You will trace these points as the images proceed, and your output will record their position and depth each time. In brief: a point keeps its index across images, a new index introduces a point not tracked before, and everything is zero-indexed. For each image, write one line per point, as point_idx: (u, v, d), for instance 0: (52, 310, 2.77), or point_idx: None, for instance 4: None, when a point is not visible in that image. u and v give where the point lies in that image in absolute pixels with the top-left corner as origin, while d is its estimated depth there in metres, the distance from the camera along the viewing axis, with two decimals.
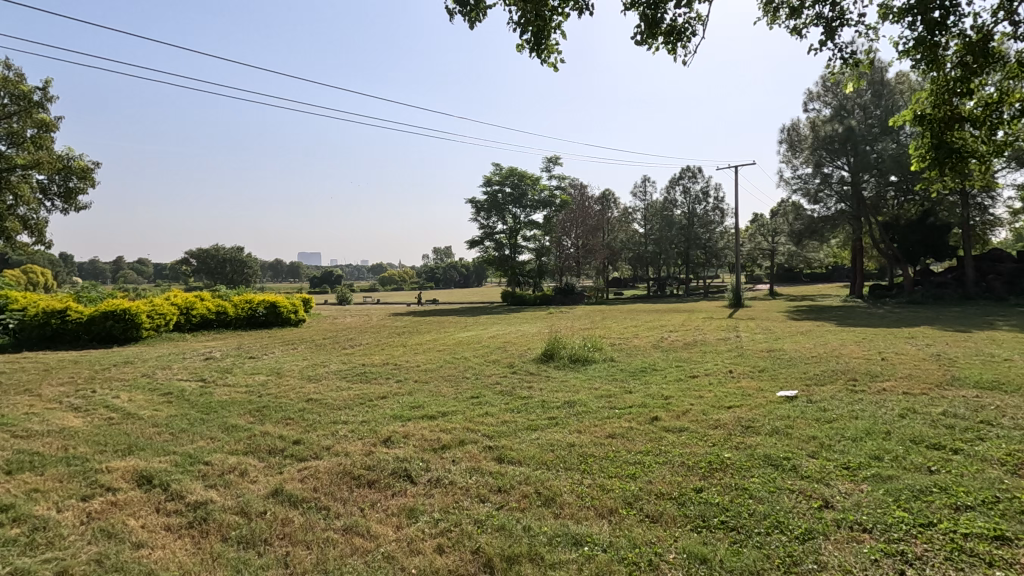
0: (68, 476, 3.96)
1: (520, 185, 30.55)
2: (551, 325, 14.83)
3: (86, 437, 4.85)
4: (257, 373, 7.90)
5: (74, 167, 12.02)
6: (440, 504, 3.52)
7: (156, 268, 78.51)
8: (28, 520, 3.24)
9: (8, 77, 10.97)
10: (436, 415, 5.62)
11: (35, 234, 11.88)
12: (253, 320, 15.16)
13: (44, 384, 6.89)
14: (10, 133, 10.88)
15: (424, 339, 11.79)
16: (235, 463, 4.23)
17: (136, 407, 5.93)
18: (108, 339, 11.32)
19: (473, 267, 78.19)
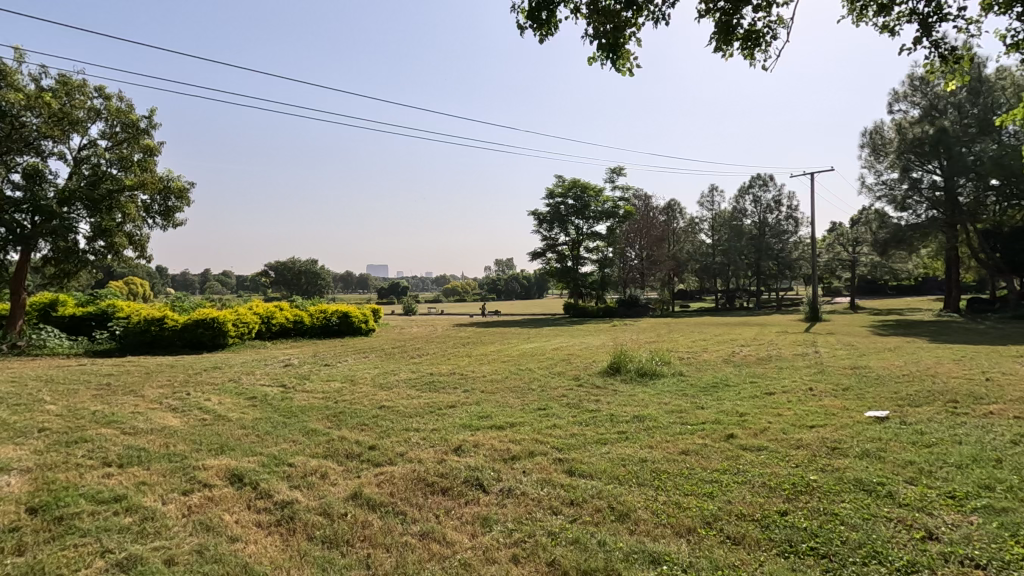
0: (170, 471, 4.28)
1: (583, 196, 30.40)
2: (615, 337, 14.60)
3: (183, 436, 5.23)
4: (332, 380, 8.23)
5: (172, 188, 13.06)
6: (513, 514, 3.53)
7: (239, 280, 84.13)
8: (139, 510, 3.54)
9: (121, 107, 12.31)
10: (504, 426, 5.65)
11: (138, 249, 12.99)
12: (327, 329, 15.90)
13: (146, 386, 7.50)
14: (120, 158, 12.14)
15: (489, 350, 11.91)
16: (316, 466, 4.42)
17: (225, 410, 6.34)
18: (198, 345, 12.15)
19: (534, 278, 78.39)
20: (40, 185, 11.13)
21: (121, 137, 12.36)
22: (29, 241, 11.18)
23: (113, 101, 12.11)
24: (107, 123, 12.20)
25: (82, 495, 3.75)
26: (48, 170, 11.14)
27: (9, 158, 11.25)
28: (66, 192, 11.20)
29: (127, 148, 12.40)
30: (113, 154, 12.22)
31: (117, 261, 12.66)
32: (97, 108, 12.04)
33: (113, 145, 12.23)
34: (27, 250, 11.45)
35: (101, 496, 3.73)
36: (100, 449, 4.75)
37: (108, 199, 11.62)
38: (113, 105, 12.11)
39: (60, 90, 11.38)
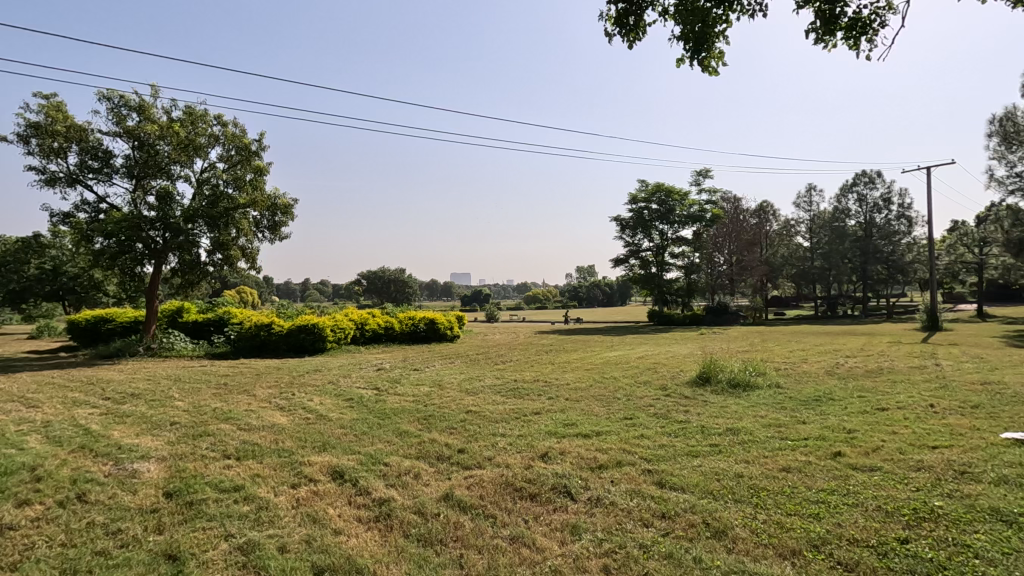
0: (280, 465, 4.64)
1: (667, 201, 29.56)
2: (704, 346, 14.01)
3: (290, 433, 5.65)
4: (421, 384, 8.55)
5: (279, 204, 14.19)
6: (602, 524, 3.49)
7: (334, 289, 89.82)
8: (255, 500, 3.86)
9: (236, 132, 13.59)
10: (591, 434, 5.60)
11: (250, 261, 14.21)
12: (415, 335, 16.54)
13: (257, 386, 8.19)
14: (235, 179, 13.40)
15: (572, 358, 11.84)
16: (410, 466, 4.62)
17: (326, 410, 6.78)
18: (301, 349, 13.07)
19: (616, 285, 77.06)
20: (170, 206, 12.52)
21: (236, 160, 13.66)
22: (161, 256, 12.59)
23: (229, 128, 13.40)
24: (224, 148, 13.52)
25: (207, 483, 4.15)
26: (176, 192, 12.51)
27: (146, 182, 12.76)
28: (190, 211, 12.50)
29: (241, 169, 13.68)
30: (229, 175, 13.51)
31: (233, 272, 13.93)
32: (217, 134, 13.39)
33: (229, 168, 13.52)
34: (159, 264, 12.89)
35: (223, 485, 4.11)
36: (221, 443, 5.24)
37: (225, 216, 12.83)
38: (230, 131, 13.41)
39: (187, 120, 12.77)
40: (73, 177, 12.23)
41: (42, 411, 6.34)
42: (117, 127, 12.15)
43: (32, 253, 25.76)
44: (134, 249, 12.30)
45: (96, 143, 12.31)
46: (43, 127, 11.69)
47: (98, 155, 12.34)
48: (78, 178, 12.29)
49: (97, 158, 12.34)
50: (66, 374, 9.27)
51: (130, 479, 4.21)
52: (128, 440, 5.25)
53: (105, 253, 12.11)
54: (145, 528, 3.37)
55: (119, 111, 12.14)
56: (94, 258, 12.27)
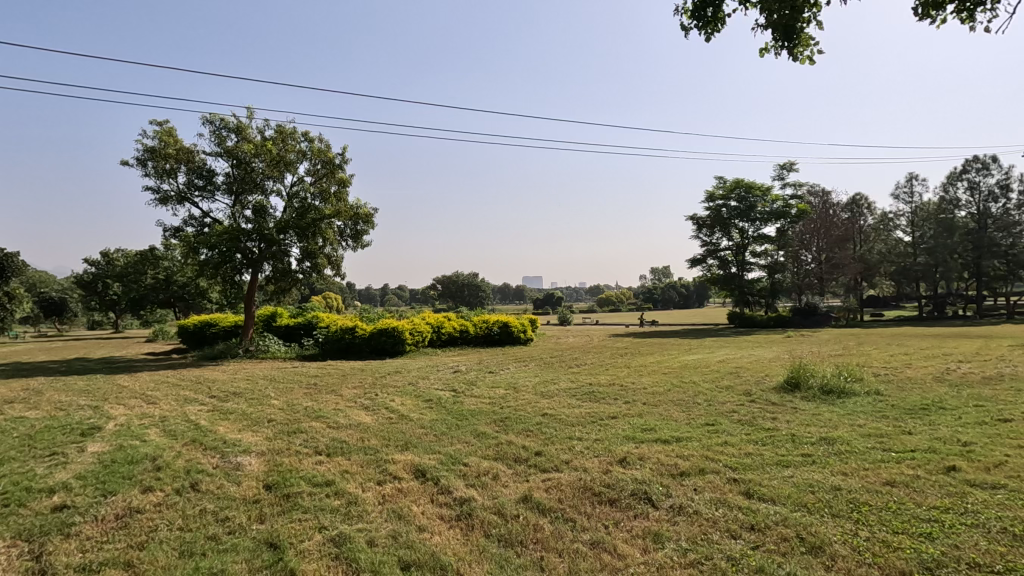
0: (367, 462, 4.87)
1: (747, 197, 28.19)
2: (791, 350, 13.23)
3: (374, 431, 5.91)
4: (497, 386, 8.65)
5: (361, 213, 14.91)
6: (686, 533, 3.38)
7: (411, 294, 93.35)
8: (345, 494, 4.08)
9: (321, 147, 14.43)
10: (670, 439, 5.44)
11: (335, 268, 15.02)
12: (489, 338, 16.79)
13: (343, 387, 8.63)
14: (322, 192, 14.25)
15: (649, 361, 11.56)
16: (488, 467, 4.70)
17: (407, 410, 7.04)
18: (382, 351, 13.63)
19: (693, 286, 74.43)
20: (264, 218, 13.50)
21: (321, 173, 14.52)
22: (257, 264, 13.62)
23: (316, 143, 14.26)
24: (311, 162, 14.40)
25: (302, 477, 4.43)
26: (270, 205, 13.47)
27: (244, 198, 13.83)
28: (282, 223, 13.42)
29: (326, 182, 14.53)
30: (316, 188, 14.39)
31: (320, 279, 14.78)
32: (304, 149, 14.29)
33: (317, 181, 14.39)
34: (255, 272, 13.92)
35: (316, 479, 4.38)
36: (313, 439, 5.58)
37: (313, 226, 13.65)
38: (316, 146, 14.27)
39: (278, 138, 13.73)
40: (182, 195, 13.49)
41: (160, 407, 7.04)
42: (219, 147, 13.26)
43: (149, 264, 28.71)
44: (234, 259, 13.38)
45: (201, 163, 13.51)
46: (158, 151, 12.99)
47: (203, 174, 13.52)
48: (186, 196, 13.53)
49: (202, 176, 13.53)
50: (178, 373, 10.22)
51: (234, 471, 4.57)
52: (232, 435, 5.71)
53: (209, 263, 13.25)
54: (249, 517, 3.65)
55: (221, 133, 13.26)
56: (200, 267, 13.45)
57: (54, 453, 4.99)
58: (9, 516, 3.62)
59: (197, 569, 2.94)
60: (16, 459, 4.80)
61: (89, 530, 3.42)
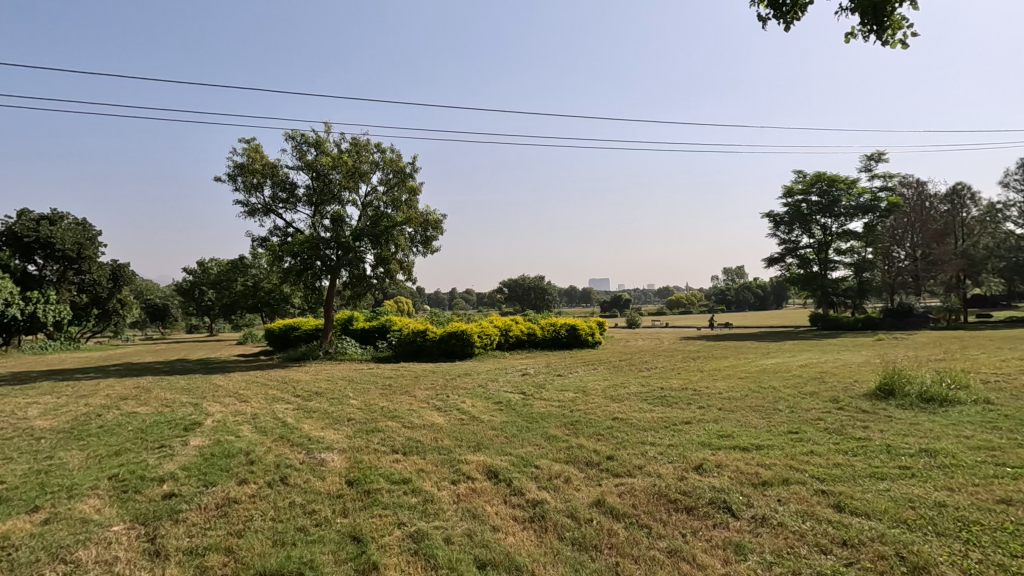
0: (441, 462, 5.00)
1: (829, 191, 26.53)
2: (884, 354, 12.28)
3: (447, 432, 6.05)
4: (566, 390, 8.62)
5: (431, 220, 15.34)
6: (770, 545, 3.22)
7: (479, 298, 94.95)
8: (422, 492, 4.21)
9: (393, 157, 15.02)
10: (750, 447, 5.20)
11: (407, 273, 15.53)
12: (557, 341, 16.75)
13: (416, 388, 8.92)
14: (394, 200, 14.82)
15: (724, 365, 11.10)
16: (560, 470, 4.69)
17: (478, 411, 7.16)
18: (452, 353, 13.92)
19: (770, 286, 70.85)
20: (341, 227, 14.19)
21: (393, 182, 15.10)
22: (336, 271, 14.18)
23: (388, 154, 14.86)
24: (383, 172, 15.01)
25: (380, 475, 4.61)
26: (346, 214, 14.15)
27: (323, 208, 14.59)
28: (358, 230, 14.06)
29: (398, 190, 15.10)
30: (388, 197, 14.99)
31: (393, 284, 15.31)
32: (377, 160, 14.90)
33: (389, 190, 14.98)
34: (333, 278, 14.64)
35: (394, 477, 4.54)
36: (390, 438, 5.79)
37: (386, 233, 14.21)
38: (388, 157, 14.85)
39: (353, 150, 14.43)
40: (268, 207, 14.43)
41: (251, 405, 7.55)
42: (300, 161, 14.09)
43: (239, 273, 30.94)
44: (314, 266, 14.12)
45: (284, 177, 14.39)
46: (246, 167, 13.99)
47: (286, 187, 14.40)
48: (271, 208, 14.47)
49: (285, 189, 14.42)
50: (266, 374, 10.94)
51: (319, 467, 4.84)
52: (316, 432, 6.04)
53: (292, 271, 14.10)
54: (334, 511, 3.84)
55: (302, 147, 14.08)
56: (285, 275, 14.33)
57: (163, 445, 5.49)
58: (128, 500, 4.02)
59: (288, 557, 3.13)
60: (132, 450, 5.32)
61: (194, 517, 3.74)
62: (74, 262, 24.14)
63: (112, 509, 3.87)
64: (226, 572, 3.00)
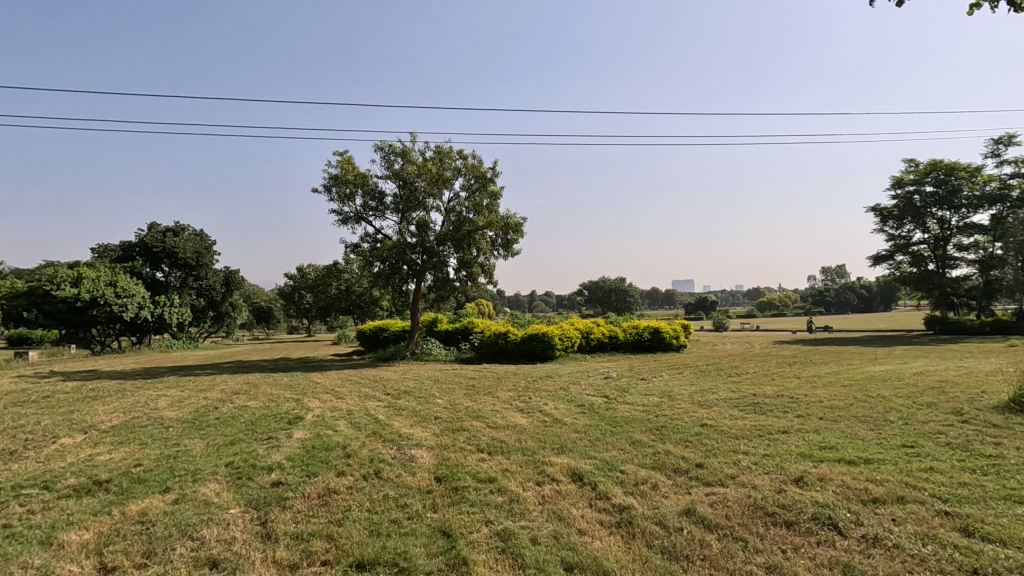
0: (525, 462, 5.04)
1: (947, 180, 23.97)
2: (1018, 362, 10.89)
3: (531, 434, 6.09)
4: (650, 394, 8.41)
5: (511, 224, 15.52)
6: (885, 569, 2.95)
7: (558, 300, 94.98)
8: (508, 492, 4.26)
9: (474, 162, 15.40)
10: (857, 460, 4.81)
11: (488, 276, 15.81)
12: (639, 344, 16.38)
13: (499, 389, 9.06)
14: (476, 205, 15.16)
15: (824, 371, 10.34)
16: (647, 476, 4.57)
17: (560, 414, 7.15)
18: (533, 356, 14.01)
19: (877, 287, 65.06)
20: (426, 232, 14.72)
21: (475, 187, 15.47)
22: (421, 275, 14.69)
23: (469, 160, 15.24)
24: (465, 178, 15.42)
25: (467, 472, 4.73)
26: (430, 220, 14.65)
27: (409, 214, 15.19)
28: (441, 235, 14.53)
29: (480, 195, 15.44)
30: (470, 202, 15.36)
31: (475, 287, 15.64)
32: (459, 167, 15.32)
33: (471, 195, 15.35)
34: (419, 282, 15.22)
35: (480, 476, 4.63)
36: (475, 437, 5.93)
37: (468, 238, 14.61)
38: (469, 163, 15.24)
39: (437, 158, 14.94)
40: (359, 215, 15.26)
41: (346, 402, 8.01)
42: (388, 171, 14.78)
43: (334, 277, 32.93)
44: (401, 270, 14.72)
45: (374, 186, 15.15)
46: (340, 178, 14.88)
47: (375, 196, 15.16)
48: (362, 216, 15.29)
49: (375, 198, 15.19)
50: (358, 372, 11.55)
51: (410, 462, 5.04)
52: (405, 429, 6.30)
53: (381, 275, 14.81)
54: (424, 506, 3.98)
55: (390, 157, 14.78)
56: (374, 279, 15.08)
57: (270, 437, 5.95)
58: (242, 486, 4.39)
59: (384, 548, 3.29)
60: (244, 440, 5.81)
61: (299, 504, 4.02)
62: (194, 269, 26.87)
63: (229, 493, 4.25)
64: (328, 557, 3.20)
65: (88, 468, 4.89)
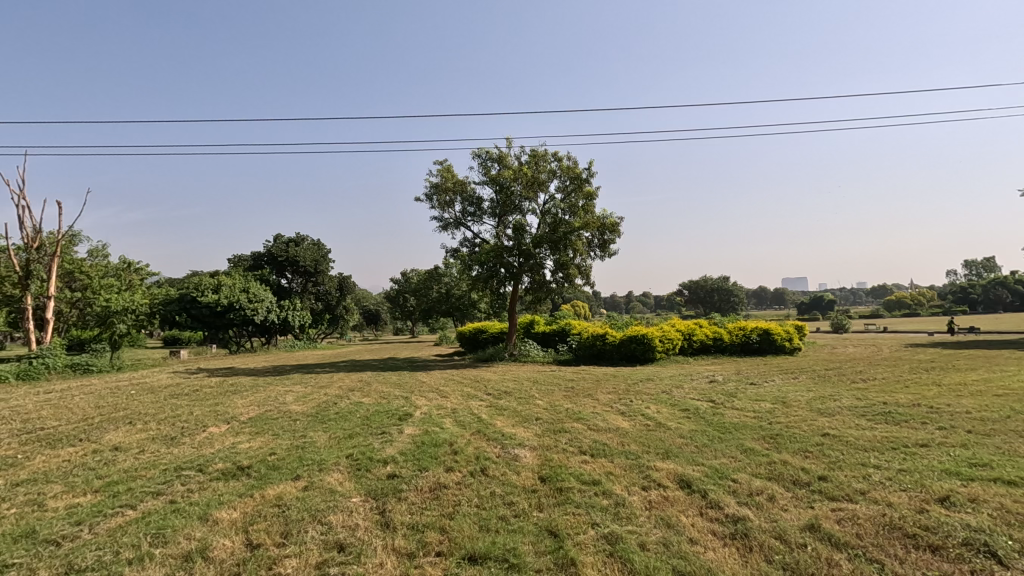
0: (630, 466, 4.96)
1: None
2: None
3: (634, 437, 5.98)
4: (762, 400, 7.90)
5: (607, 224, 15.30)
6: None
7: (657, 301, 92.31)
8: (613, 495, 4.22)
9: (569, 164, 15.39)
10: (1019, 481, 4.19)
11: (585, 277, 15.70)
12: (747, 346, 15.47)
13: (598, 391, 8.97)
14: (571, 206, 15.15)
15: (971, 378, 9.12)
16: (762, 487, 4.31)
17: (664, 418, 6.94)
18: (633, 358, 13.70)
19: None
20: (522, 235, 14.91)
21: (570, 188, 15.47)
22: (518, 277, 14.90)
23: (564, 162, 15.25)
24: (561, 179, 15.45)
25: (571, 473, 4.74)
26: (527, 222, 14.81)
27: (505, 218, 15.52)
28: (538, 238, 14.67)
29: (575, 196, 15.41)
30: (566, 204, 15.37)
31: (572, 289, 15.60)
32: (554, 169, 15.38)
33: (567, 196, 15.35)
34: (516, 284, 15.45)
35: (584, 477, 4.62)
36: (577, 439, 5.92)
37: (564, 239, 14.63)
38: (564, 164, 15.26)
39: (532, 162, 15.11)
40: (458, 221, 15.81)
41: (450, 400, 8.34)
42: (485, 177, 15.20)
43: (434, 281, 34.30)
44: (499, 273, 15.05)
45: (471, 192, 15.64)
46: (440, 186, 15.52)
47: (473, 202, 15.63)
48: (461, 222, 15.83)
49: (473, 204, 15.66)
50: (460, 372, 11.98)
51: (514, 461, 5.15)
52: (508, 429, 6.44)
53: (480, 278, 15.22)
54: (530, 504, 4.05)
55: (487, 164, 15.17)
56: (474, 282, 15.54)
57: (384, 432, 6.35)
58: (362, 477, 4.73)
59: (494, 543, 3.39)
60: (360, 434, 6.25)
61: (413, 496, 4.25)
62: (313, 275, 29.33)
63: (351, 483, 4.59)
64: (442, 548, 3.35)
65: (232, 455, 5.51)
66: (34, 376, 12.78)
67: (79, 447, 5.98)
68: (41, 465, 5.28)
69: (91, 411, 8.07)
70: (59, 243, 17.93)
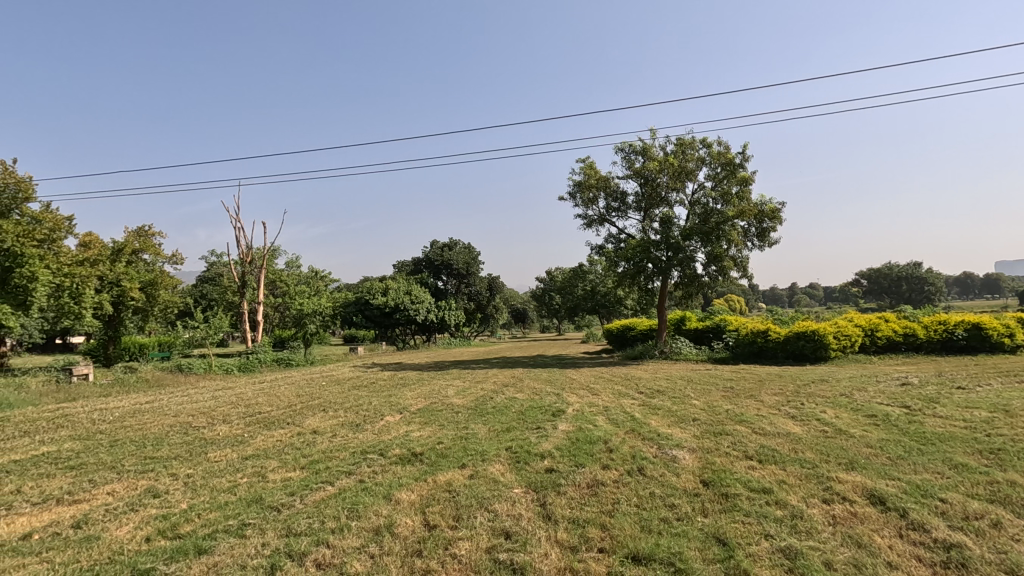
0: (806, 476, 4.50)
1: None
2: None
3: (809, 444, 5.42)
4: (974, 407, 6.64)
5: (766, 210, 14.04)
6: None
7: (828, 293, 82.53)
8: (788, 506, 3.87)
9: (720, 149, 14.45)
10: None
11: (740, 269, 14.59)
12: (950, 344, 13.15)
13: (763, 392, 8.27)
14: (723, 194, 14.21)
15: None
16: (982, 510, 3.64)
17: (844, 424, 6.16)
18: (801, 357, 12.44)
19: None
20: (670, 228, 14.34)
21: (722, 175, 14.54)
22: (667, 272, 14.34)
23: (714, 147, 14.35)
24: (711, 167, 14.56)
25: (737, 479, 4.44)
26: (675, 215, 14.21)
27: (652, 211, 15.06)
28: (687, 230, 13.95)
29: (727, 183, 14.44)
30: (717, 192, 14.45)
31: (727, 282, 14.58)
32: (703, 156, 14.54)
33: (718, 184, 14.45)
34: (664, 279, 14.89)
35: (752, 484, 4.31)
36: (741, 443, 5.53)
37: (717, 230, 13.77)
38: (715, 150, 14.34)
39: (679, 150, 14.43)
40: (603, 217, 15.68)
41: (601, 398, 8.32)
42: (629, 170, 14.87)
43: (580, 279, 34.46)
44: (646, 268, 14.61)
45: (615, 187, 15.40)
46: (584, 183, 15.51)
47: (617, 196, 15.41)
48: (606, 218, 15.68)
49: (617, 199, 15.44)
50: (609, 370, 11.89)
51: (672, 462, 4.98)
52: (663, 429, 6.24)
53: (626, 274, 14.92)
54: (694, 508, 3.88)
55: (630, 157, 14.85)
56: (620, 279, 15.28)
57: (539, 427, 6.53)
58: (521, 469, 4.93)
59: (658, 545, 3.31)
60: (517, 428, 6.51)
61: (571, 491, 4.31)
62: (465, 277, 31.21)
63: (512, 474, 4.81)
64: (604, 545, 3.36)
65: (406, 442, 6.10)
66: (251, 368, 15.32)
67: (288, 429, 7.07)
68: (262, 443, 6.35)
69: (294, 399, 9.47)
70: (264, 255, 20.90)
